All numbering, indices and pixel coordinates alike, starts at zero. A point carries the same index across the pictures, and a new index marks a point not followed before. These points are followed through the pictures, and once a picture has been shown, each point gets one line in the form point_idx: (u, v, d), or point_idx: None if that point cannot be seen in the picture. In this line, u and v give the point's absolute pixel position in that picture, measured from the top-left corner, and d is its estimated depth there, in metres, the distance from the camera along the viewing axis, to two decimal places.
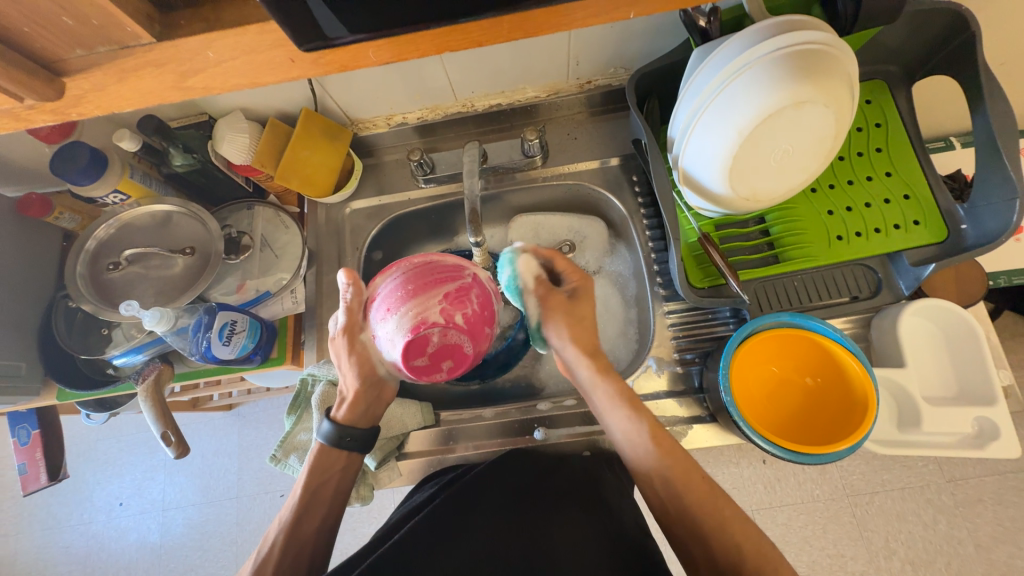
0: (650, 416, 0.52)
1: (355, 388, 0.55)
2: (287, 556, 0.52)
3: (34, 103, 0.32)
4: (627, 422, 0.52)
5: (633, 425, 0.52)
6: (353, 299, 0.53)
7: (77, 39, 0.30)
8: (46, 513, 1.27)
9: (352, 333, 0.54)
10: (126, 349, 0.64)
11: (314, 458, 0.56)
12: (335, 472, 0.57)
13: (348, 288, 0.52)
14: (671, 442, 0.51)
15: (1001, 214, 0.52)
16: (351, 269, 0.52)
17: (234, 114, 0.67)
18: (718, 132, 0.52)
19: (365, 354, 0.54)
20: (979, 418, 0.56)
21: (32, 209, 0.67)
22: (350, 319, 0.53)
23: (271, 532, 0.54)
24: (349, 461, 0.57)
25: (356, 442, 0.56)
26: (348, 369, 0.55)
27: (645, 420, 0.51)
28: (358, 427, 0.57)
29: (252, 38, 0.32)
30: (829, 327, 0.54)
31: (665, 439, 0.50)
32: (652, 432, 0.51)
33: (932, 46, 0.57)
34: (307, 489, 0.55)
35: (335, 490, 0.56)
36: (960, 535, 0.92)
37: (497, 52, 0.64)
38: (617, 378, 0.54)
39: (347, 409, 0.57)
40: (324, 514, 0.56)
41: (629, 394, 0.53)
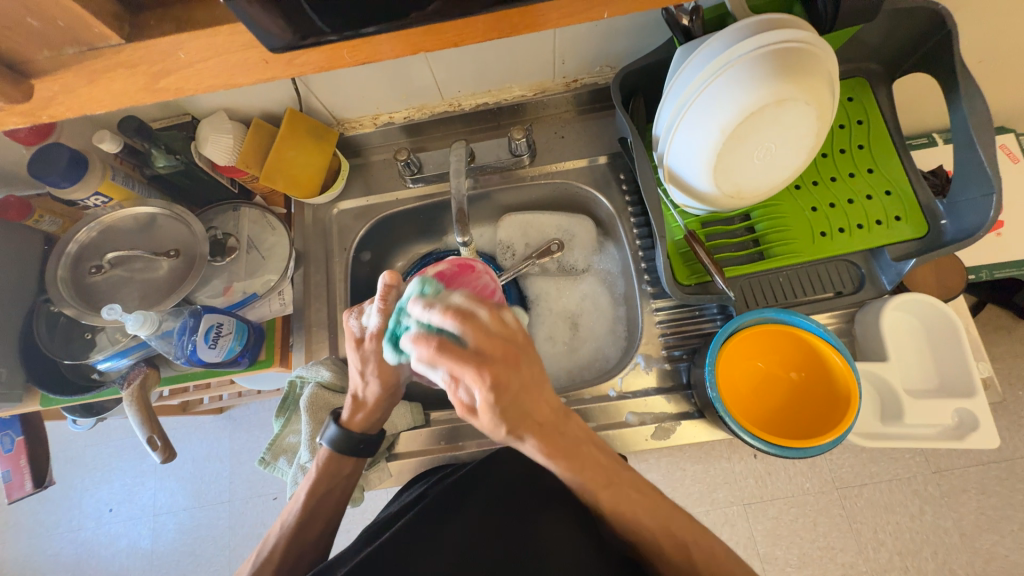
0: (608, 491, 0.48)
1: (377, 396, 0.55)
2: (285, 559, 0.54)
3: (4, 107, 0.32)
4: (584, 486, 0.48)
5: (592, 490, 0.48)
6: (387, 301, 0.50)
7: (45, 40, 0.30)
8: (34, 521, 1.25)
9: (384, 339, 0.53)
10: (109, 353, 0.63)
11: (320, 463, 0.56)
12: (339, 478, 0.57)
13: (390, 290, 0.49)
14: (637, 499, 0.49)
15: (978, 209, 0.53)
16: (392, 270, 0.49)
17: (217, 115, 0.66)
18: (701, 129, 0.52)
19: (394, 359, 0.53)
20: (960, 410, 0.57)
21: (10, 212, 0.67)
22: (385, 324, 0.51)
23: (271, 536, 0.55)
24: (356, 464, 0.58)
25: (368, 447, 0.58)
26: (371, 377, 0.54)
27: (603, 483, 0.48)
28: (369, 432, 0.58)
29: (225, 38, 0.31)
30: (813, 322, 0.54)
31: (628, 504, 0.48)
32: (612, 499, 0.48)
33: (910, 44, 0.58)
34: (313, 496, 0.55)
35: (339, 495, 0.57)
36: (946, 525, 0.93)
37: (482, 50, 0.64)
38: (572, 459, 0.47)
39: (361, 416, 0.56)
40: (325, 524, 0.57)
41: (589, 474, 0.47)
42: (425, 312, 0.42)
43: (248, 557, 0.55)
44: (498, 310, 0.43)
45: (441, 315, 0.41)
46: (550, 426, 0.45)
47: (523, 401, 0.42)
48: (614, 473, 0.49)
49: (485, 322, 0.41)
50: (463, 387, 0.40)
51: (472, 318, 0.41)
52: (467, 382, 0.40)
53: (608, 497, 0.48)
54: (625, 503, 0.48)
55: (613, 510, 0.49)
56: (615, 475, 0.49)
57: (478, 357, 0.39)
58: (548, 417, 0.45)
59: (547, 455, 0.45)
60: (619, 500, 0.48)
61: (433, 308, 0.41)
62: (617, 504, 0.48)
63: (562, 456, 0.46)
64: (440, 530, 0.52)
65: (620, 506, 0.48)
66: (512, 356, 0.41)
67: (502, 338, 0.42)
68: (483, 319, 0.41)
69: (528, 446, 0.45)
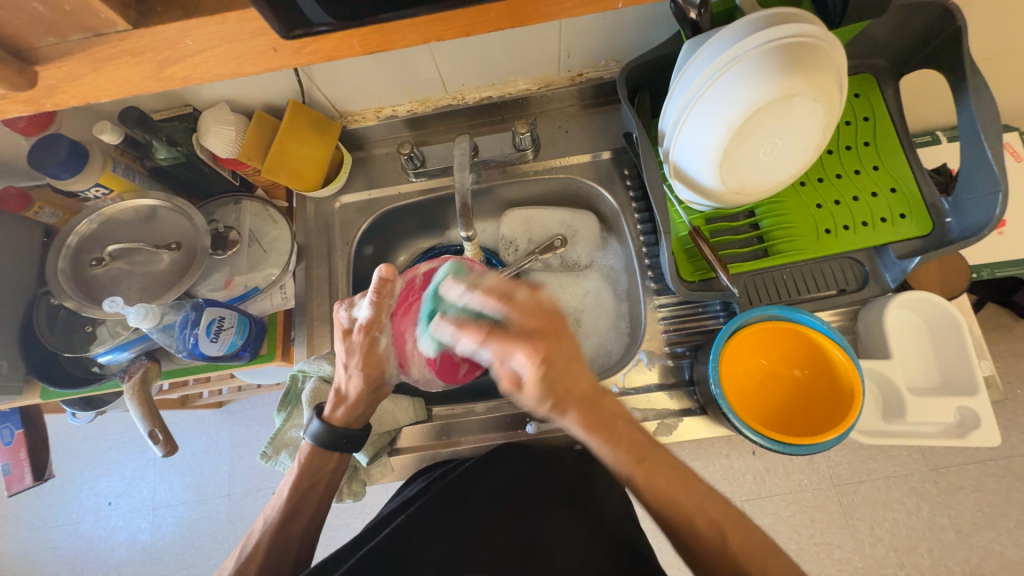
0: (644, 464, 0.45)
1: (360, 390, 0.55)
2: (272, 552, 0.54)
3: (7, 93, 0.31)
4: (619, 462, 0.46)
5: (626, 466, 0.46)
6: (382, 293, 0.51)
7: (48, 27, 0.29)
8: (33, 513, 1.25)
9: (372, 332, 0.54)
10: (110, 346, 0.63)
11: (303, 458, 0.56)
12: (323, 471, 0.57)
13: (386, 282, 0.50)
14: (671, 476, 0.45)
15: (984, 207, 0.53)
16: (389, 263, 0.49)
17: (219, 106, 0.65)
18: (708, 124, 0.52)
19: (380, 353, 0.54)
20: (962, 409, 0.57)
21: (10, 204, 0.66)
22: (374, 317, 0.53)
23: (256, 529, 0.55)
24: (339, 461, 0.57)
25: (351, 442, 0.56)
26: (355, 370, 0.54)
27: (636, 458, 0.46)
28: (353, 426, 0.57)
29: (233, 25, 0.31)
30: (817, 319, 0.54)
31: (660, 476, 0.45)
32: (647, 474, 0.45)
33: (919, 40, 0.58)
34: (297, 491, 0.55)
35: (323, 492, 0.57)
36: (943, 521, 0.94)
37: (486, 43, 0.63)
38: (615, 431, 0.46)
39: (343, 411, 0.56)
40: (311, 518, 0.57)
41: (632, 445, 0.46)
42: (462, 292, 0.48)
43: (232, 552, 0.55)
44: (533, 289, 0.47)
45: (481, 299, 0.46)
46: (589, 399, 0.46)
47: (568, 377, 0.45)
48: (647, 449, 0.47)
49: (524, 303, 0.45)
50: (513, 361, 0.44)
51: (511, 299, 0.45)
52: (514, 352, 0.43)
53: (642, 472, 0.45)
54: (660, 480, 0.45)
55: (646, 488, 0.45)
56: (649, 451, 0.47)
57: (525, 332, 0.43)
58: (586, 390, 0.46)
59: (587, 428, 0.46)
60: (653, 476, 0.45)
61: (472, 292, 0.47)
62: (654, 476, 0.45)
63: (599, 429, 0.46)
64: (443, 525, 0.52)
65: (655, 482, 0.45)
66: (555, 330, 0.45)
67: (543, 314, 0.45)
68: (522, 298, 0.45)
69: (570, 421, 0.46)
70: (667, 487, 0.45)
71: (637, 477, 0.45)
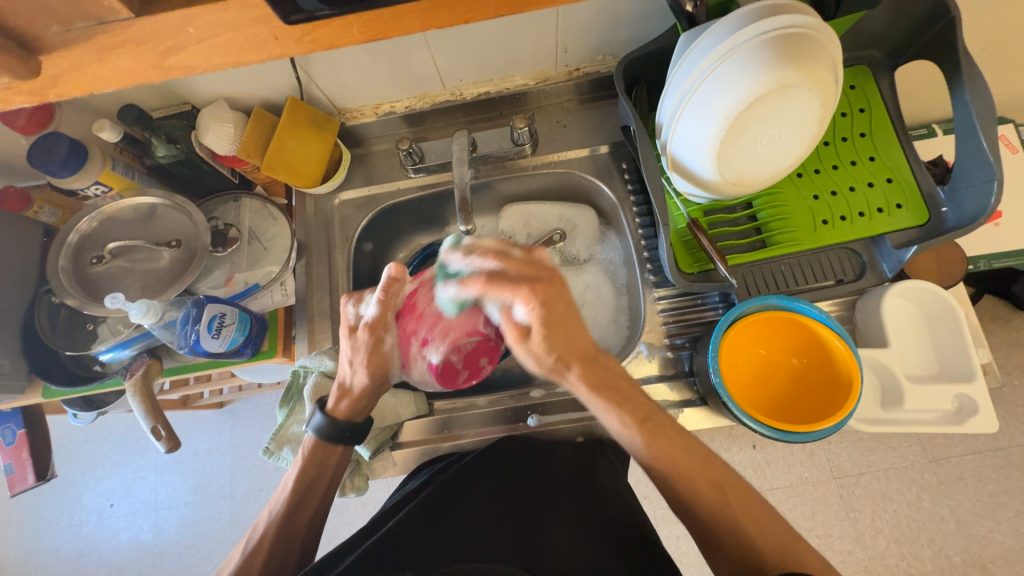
0: (646, 430, 0.45)
1: (364, 385, 0.55)
2: (278, 541, 0.54)
3: (11, 83, 0.32)
4: (622, 425, 0.46)
5: (631, 430, 0.45)
6: (389, 293, 0.52)
7: (53, 15, 0.29)
8: (35, 516, 1.25)
9: (378, 332, 0.53)
10: (110, 344, 0.63)
11: (307, 452, 0.56)
12: (328, 464, 0.57)
13: (395, 281, 0.52)
14: (673, 438, 0.45)
15: (979, 196, 0.53)
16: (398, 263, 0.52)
17: (218, 103, 0.66)
18: (705, 117, 0.52)
19: (385, 352, 0.54)
20: (960, 395, 0.57)
21: (10, 203, 0.66)
22: (380, 315, 0.53)
23: (261, 521, 0.55)
24: (342, 454, 0.58)
25: (354, 435, 0.57)
26: (359, 366, 0.54)
27: (640, 419, 0.45)
28: (355, 420, 0.57)
29: (235, 13, 0.31)
30: (815, 308, 0.55)
31: (665, 433, 0.45)
32: (649, 437, 0.45)
33: (914, 30, 0.58)
34: (301, 484, 0.56)
35: (327, 484, 0.57)
36: (943, 512, 0.95)
37: (484, 37, 0.63)
38: (617, 399, 0.46)
39: (347, 403, 0.57)
40: (317, 505, 0.57)
41: (638, 409, 0.46)
42: (462, 259, 0.51)
43: (236, 546, 0.55)
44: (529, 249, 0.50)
45: (480, 259, 0.50)
46: (593, 356, 0.47)
47: (570, 326, 0.46)
48: (650, 411, 0.46)
49: (523, 256, 0.49)
50: (514, 308, 0.46)
51: (509, 256, 0.49)
52: (517, 303, 0.46)
53: (646, 434, 0.45)
54: (664, 442, 0.45)
55: (650, 450, 0.45)
56: (654, 413, 0.46)
57: (522, 280, 0.47)
58: (590, 347, 0.47)
59: (591, 385, 0.46)
60: (657, 437, 0.45)
61: (471, 257, 0.50)
62: (650, 449, 0.45)
63: (605, 388, 0.46)
64: (444, 520, 0.52)
65: (659, 442, 0.45)
66: (550, 277, 0.47)
67: (539, 264, 0.48)
68: (518, 254, 0.49)
69: (574, 378, 0.46)
70: (671, 453, 0.44)
71: (640, 441, 0.45)
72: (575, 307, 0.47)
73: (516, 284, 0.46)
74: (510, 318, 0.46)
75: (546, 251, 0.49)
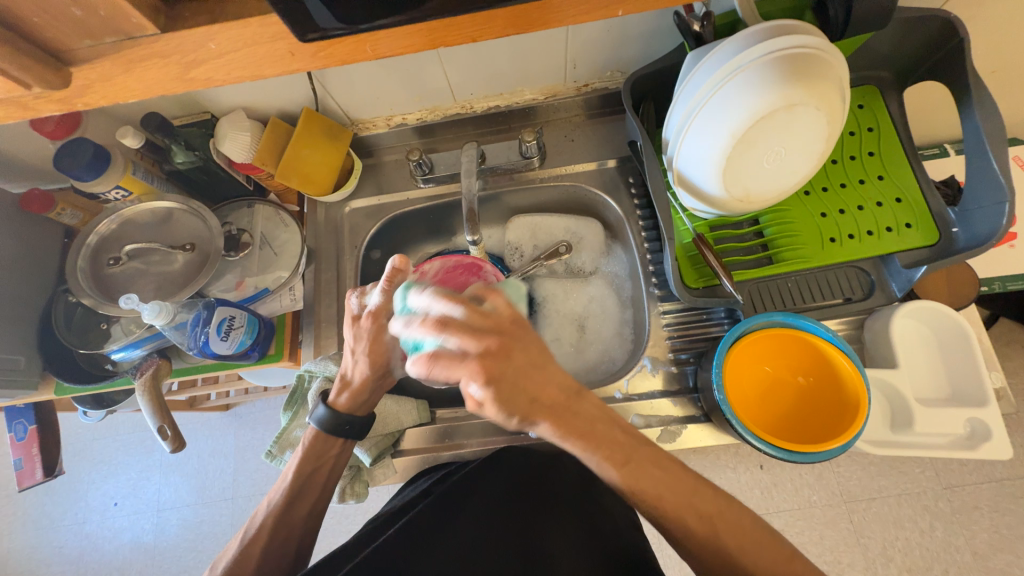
0: (623, 469, 0.43)
1: (365, 375, 0.56)
2: (275, 536, 0.54)
3: (43, 93, 0.33)
4: (598, 465, 0.43)
5: (608, 471, 0.43)
6: (393, 283, 0.52)
7: (85, 30, 0.31)
8: (40, 513, 1.26)
9: (381, 319, 0.55)
10: (122, 344, 0.64)
11: (308, 443, 0.57)
12: (331, 450, 0.58)
13: (397, 273, 0.52)
14: (656, 474, 0.44)
15: (990, 217, 0.53)
16: (402, 255, 0.51)
17: (236, 113, 0.68)
18: (711, 134, 0.53)
19: (386, 342, 0.55)
20: (972, 420, 0.56)
21: (34, 205, 0.68)
22: (384, 304, 0.54)
23: (259, 513, 0.55)
24: (344, 446, 0.58)
25: (354, 429, 0.57)
26: (361, 356, 0.55)
27: (619, 462, 0.43)
28: (357, 414, 0.58)
29: (255, 30, 0.32)
30: (822, 326, 0.54)
31: (644, 475, 0.43)
32: (629, 476, 0.43)
33: (923, 52, 0.59)
34: (300, 475, 0.56)
35: (323, 486, 0.57)
36: (958, 542, 0.92)
37: (495, 53, 0.65)
38: (590, 439, 0.43)
39: (347, 396, 0.57)
40: (316, 498, 0.57)
41: (612, 442, 0.43)
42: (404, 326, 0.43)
43: (236, 534, 0.55)
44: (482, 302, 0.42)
45: (423, 326, 0.41)
46: (561, 406, 0.43)
47: (529, 385, 0.41)
48: (630, 450, 0.44)
49: (468, 318, 0.41)
50: (465, 385, 0.40)
51: (454, 323, 0.41)
52: (468, 386, 0.40)
53: (624, 476, 0.43)
54: (658, 463, 0.44)
55: (630, 484, 0.43)
56: (634, 453, 0.44)
57: (468, 356, 0.40)
58: (557, 398, 0.42)
59: (562, 436, 0.43)
60: (637, 477, 0.43)
61: (415, 318, 0.42)
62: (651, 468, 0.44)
63: (577, 436, 0.43)
64: (444, 527, 0.52)
65: (640, 481, 0.43)
66: (500, 342, 0.41)
67: (488, 328, 0.41)
68: (464, 315, 0.41)
69: (543, 431, 0.43)
70: (668, 470, 0.44)
71: (616, 478, 0.43)
72: (536, 361, 0.42)
73: (461, 359, 0.39)
74: (466, 395, 0.40)
75: (501, 300, 0.43)
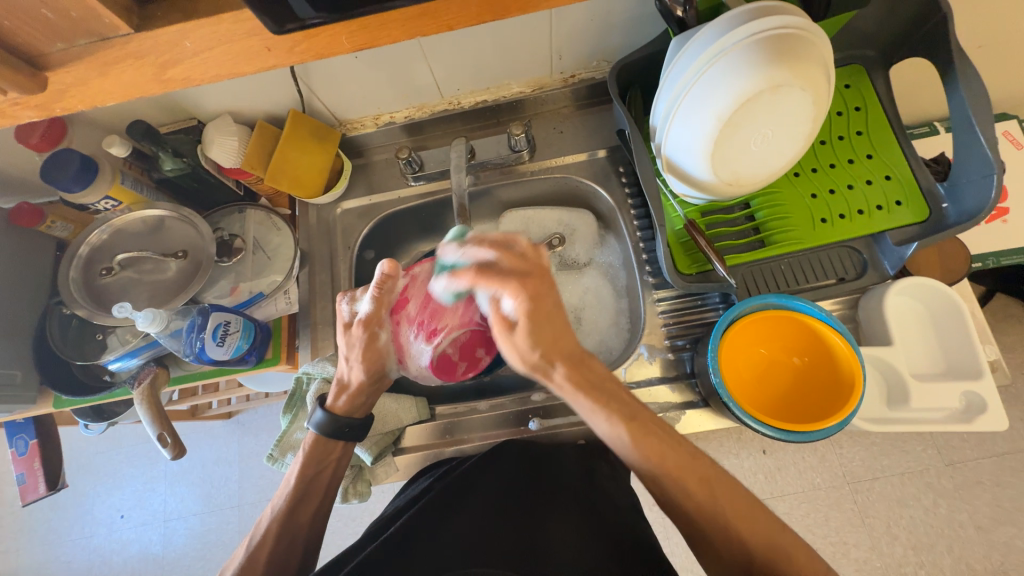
0: (632, 420, 0.45)
1: (361, 380, 0.56)
2: (280, 539, 0.54)
3: (19, 98, 0.33)
4: (608, 422, 0.45)
5: (617, 429, 0.44)
6: (382, 289, 0.54)
7: (57, 33, 0.31)
8: (47, 528, 1.26)
9: (373, 326, 0.55)
10: (119, 353, 0.64)
11: (308, 449, 0.57)
12: (330, 460, 0.58)
13: (387, 278, 0.53)
14: (660, 436, 0.45)
15: (979, 191, 0.53)
16: (391, 259, 0.53)
17: (223, 118, 0.68)
18: (697, 118, 0.53)
19: (380, 348, 0.56)
20: (967, 393, 0.56)
21: (24, 218, 0.68)
22: (375, 311, 0.55)
23: (264, 519, 0.55)
24: (344, 448, 0.58)
25: (354, 431, 0.57)
26: (356, 362, 0.56)
27: (627, 417, 0.45)
28: (356, 416, 0.58)
29: (229, 27, 0.32)
30: (815, 306, 0.54)
31: (651, 429, 0.45)
32: (636, 435, 0.44)
33: (906, 28, 0.58)
34: (304, 479, 0.56)
35: (327, 484, 0.57)
36: (961, 518, 0.92)
37: (479, 46, 0.64)
38: (597, 390, 0.45)
39: (345, 400, 0.58)
40: (319, 502, 0.57)
41: (616, 395, 0.46)
42: (456, 252, 0.51)
43: (242, 542, 0.55)
44: (536, 240, 0.49)
45: (476, 251, 0.49)
46: (577, 356, 0.46)
47: (556, 324, 0.46)
48: (635, 409, 0.46)
49: (516, 249, 0.48)
50: (501, 302, 0.46)
51: (509, 249, 0.48)
52: (503, 298, 0.45)
53: (633, 433, 0.44)
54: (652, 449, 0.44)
55: (637, 449, 0.44)
56: (640, 413, 0.46)
57: (514, 273, 0.46)
58: (574, 347, 0.46)
59: (574, 385, 0.45)
60: (641, 445, 0.44)
61: (466, 249, 0.50)
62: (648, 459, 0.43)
63: (589, 390, 0.45)
64: (446, 522, 0.52)
65: (648, 441, 0.44)
66: (541, 272, 0.47)
67: (532, 260, 0.47)
68: (522, 245, 0.48)
69: (560, 377, 0.46)
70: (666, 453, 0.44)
71: (627, 437, 0.44)
72: (561, 307, 0.47)
73: (509, 273, 0.46)
74: (496, 309, 0.46)
75: (541, 248, 0.49)
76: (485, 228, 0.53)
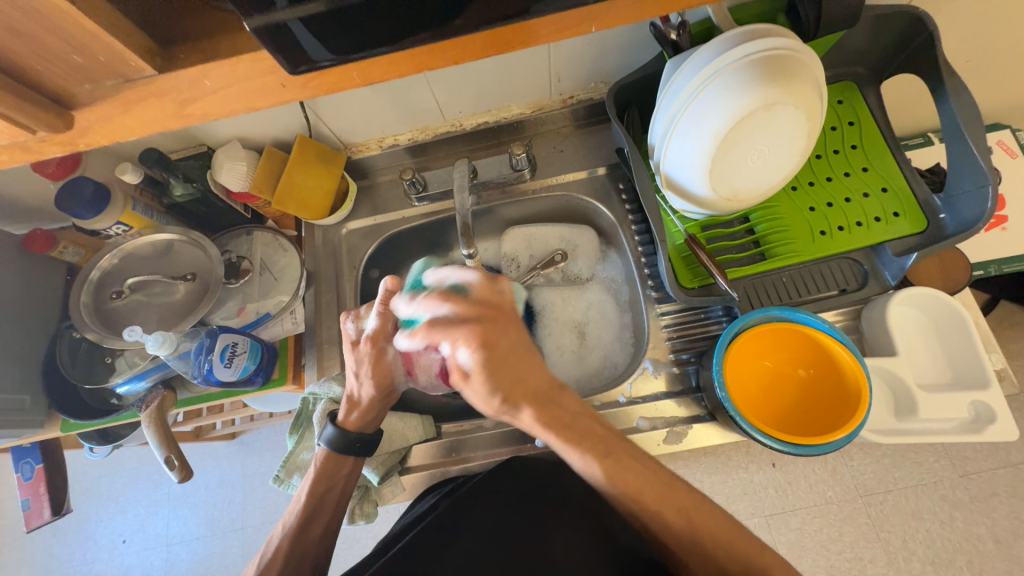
0: (604, 460, 0.44)
1: (372, 396, 0.57)
2: (290, 559, 0.53)
3: (46, 136, 0.35)
4: (582, 460, 0.44)
5: (591, 466, 0.44)
6: (388, 306, 0.54)
7: (85, 74, 0.32)
8: (48, 554, 1.25)
9: (379, 342, 0.55)
10: (128, 377, 0.65)
11: (319, 465, 0.57)
12: (339, 477, 0.57)
13: (391, 294, 0.54)
14: (637, 470, 0.44)
15: (976, 201, 0.53)
16: (394, 276, 0.53)
17: (231, 144, 0.70)
18: (694, 137, 0.54)
19: (388, 363, 0.56)
20: (975, 402, 0.56)
21: (36, 244, 0.70)
22: (382, 327, 0.55)
23: (275, 535, 0.55)
24: (354, 464, 0.58)
25: (365, 447, 0.58)
26: (365, 378, 0.56)
27: (600, 454, 0.44)
28: (366, 431, 0.59)
29: (246, 66, 0.33)
30: (818, 318, 0.55)
31: (628, 472, 0.44)
32: (611, 471, 0.44)
33: (895, 45, 0.60)
34: (313, 497, 0.56)
35: (338, 498, 0.57)
36: (979, 531, 0.90)
37: (480, 71, 0.67)
38: (564, 426, 0.44)
39: (357, 416, 0.58)
40: (330, 518, 0.57)
41: (585, 429, 0.45)
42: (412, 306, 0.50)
43: (253, 560, 0.55)
44: (493, 282, 0.48)
45: (428, 302, 0.47)
46: (545, 395, 0.45)
47: (516, 367, 0.44)
48: (610, 444, 0.45)
49: (471, 292, 0.47)
50: (456, 352, 0.44)
51: (465, 295, 0.47)
52: (458, 350, 0.44)
53: (608, 468, 0.44)
54: (627, 474, 0.44)
55: (611, 482, 0.44)
56: (615, 447, 0.45)
57: (465, 320, 0.45)
58: (542, 385, 0.45)
59: (543, 426, 0.44)
60: (619, 469, 0.44)
61: (420, 300, 0.48)
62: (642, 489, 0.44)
63: (558, 428, 0.44)
64: (451, 542, 0.52)
65: (623, 477, 0.44)
66: (497, 311, 0.46)
67: (488, 301, 0.47)
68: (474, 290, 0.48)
69: (526, 418, 0.44)
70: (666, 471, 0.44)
71: (601, 474, 0.43)
72: (521, 347, 0.46)
73: (459, 320, 0.45)
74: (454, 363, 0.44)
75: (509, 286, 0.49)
76: (439, 272, 0.52)
